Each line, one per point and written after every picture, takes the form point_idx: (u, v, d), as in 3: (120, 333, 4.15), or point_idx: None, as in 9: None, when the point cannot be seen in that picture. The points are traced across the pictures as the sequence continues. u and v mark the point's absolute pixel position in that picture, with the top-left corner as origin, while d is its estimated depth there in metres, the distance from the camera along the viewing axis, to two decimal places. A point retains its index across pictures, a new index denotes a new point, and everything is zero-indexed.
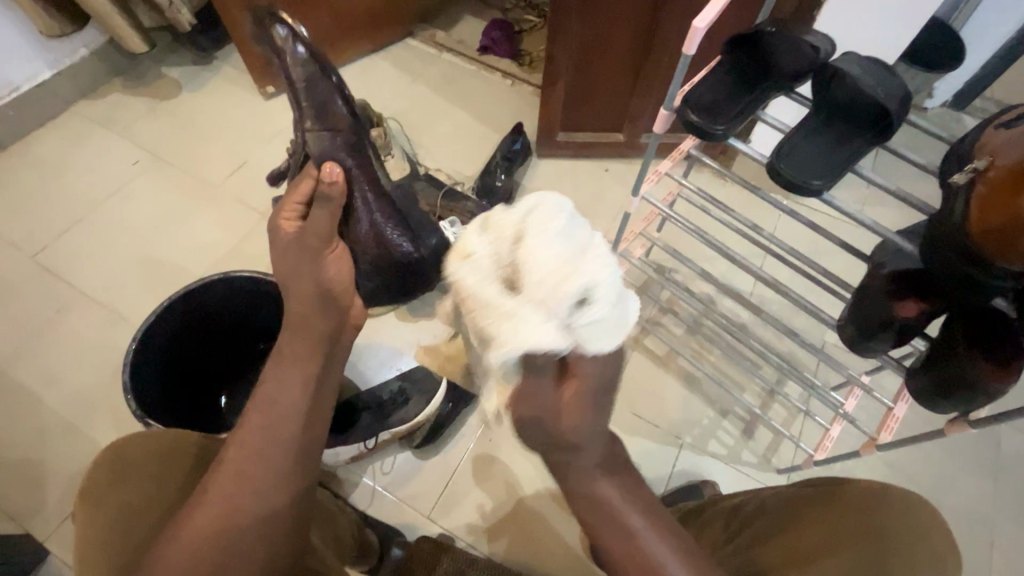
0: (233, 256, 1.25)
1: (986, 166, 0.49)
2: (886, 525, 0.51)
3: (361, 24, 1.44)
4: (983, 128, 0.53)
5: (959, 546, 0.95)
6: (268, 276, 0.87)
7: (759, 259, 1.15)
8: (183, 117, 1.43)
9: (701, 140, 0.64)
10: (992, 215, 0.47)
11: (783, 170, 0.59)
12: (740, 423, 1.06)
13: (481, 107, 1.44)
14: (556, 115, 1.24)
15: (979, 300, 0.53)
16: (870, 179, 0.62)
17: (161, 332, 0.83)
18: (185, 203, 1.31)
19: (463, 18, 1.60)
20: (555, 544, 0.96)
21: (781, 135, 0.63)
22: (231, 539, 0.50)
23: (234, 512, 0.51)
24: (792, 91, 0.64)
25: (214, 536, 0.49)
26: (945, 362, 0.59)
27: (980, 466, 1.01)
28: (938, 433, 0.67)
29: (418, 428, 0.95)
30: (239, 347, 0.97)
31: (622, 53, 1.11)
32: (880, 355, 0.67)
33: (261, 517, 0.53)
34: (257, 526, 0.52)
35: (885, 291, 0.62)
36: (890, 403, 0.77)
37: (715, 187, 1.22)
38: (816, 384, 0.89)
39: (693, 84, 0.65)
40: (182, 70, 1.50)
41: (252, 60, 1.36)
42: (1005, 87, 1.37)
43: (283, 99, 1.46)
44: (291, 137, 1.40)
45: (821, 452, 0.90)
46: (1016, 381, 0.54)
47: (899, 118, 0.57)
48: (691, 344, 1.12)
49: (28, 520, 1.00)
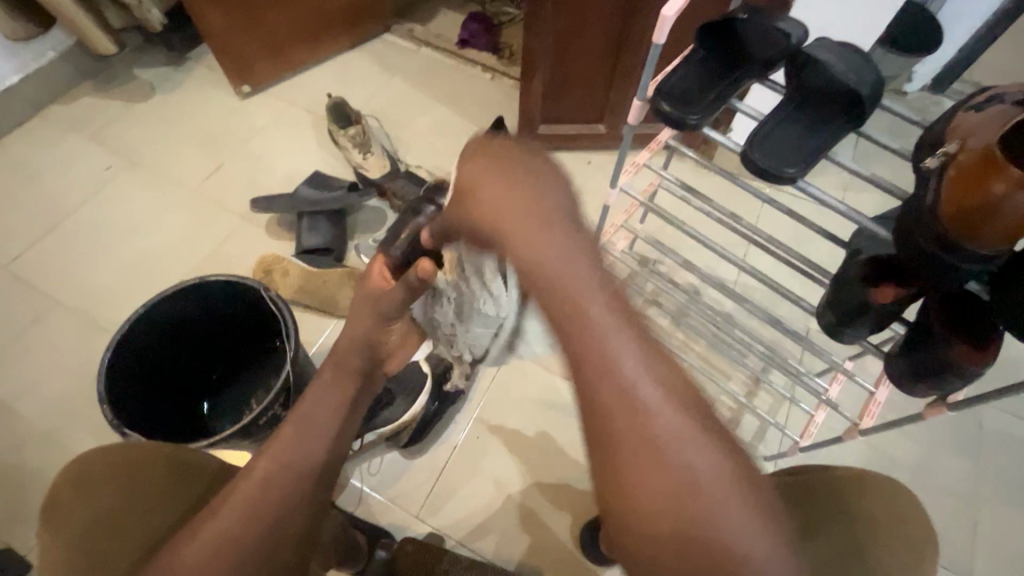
0: (212, 259, 1.23)
1: (956, 150, 0.48)
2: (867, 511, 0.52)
3: (335, 20, 1.42)
4: (954, 111, 0.53)
5: (944, 525, 0.97)
6: (245, 278, 0.85)
7: (742, 249, 1.15)
8: (159, 119, 1.40)
9: (674, 130, 0.64)
10: (962, 197, 0.47)
11: (756, 159, 0.59)
12: (727, 413, 1.06)
13: (461, 101, 1.43)
14: (536, 108, 1.23)
15: (956, 284, 0.53)
16: (844, 166, 0.61)
17: (134, 341, 0.81)
18: (163, 205, 1.29)
19: (440, 13, 1.58)
20: (546, 539, 0.96)
21: (755, 124, 0.62)
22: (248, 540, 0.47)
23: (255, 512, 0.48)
24: (765, 79, 0.63)
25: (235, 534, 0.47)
26: (921, 346, 0.59)
27: (963, 445, 1.02)
28: (918, 417, 0.67)
29: (404, 428, 0.95)
30: (220, 351, 0.95)
31: (599, 42, 1.10)
32: (860, 341, 0.67)
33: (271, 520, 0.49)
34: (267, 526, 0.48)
35: (863, 277, 0.62)
36: (872, 388, 0.77)
37: (697, 177, 1.22)
38: (799, 371, 0.90)
39: (666, 74, 0.64)
40: (156, 72, 1.47)
41: (224, 59, 1.33)
42: (982, 69, 1.37)
43: (259, 98, 1.44)
44: (268, 137, 1.38)
45: (807, 439, 0.91)
46: (991, 363, 0.55)
47: (872, 104, 0.57)
48: (676, 335, 1.13)
49: (9, 534, 0.98)
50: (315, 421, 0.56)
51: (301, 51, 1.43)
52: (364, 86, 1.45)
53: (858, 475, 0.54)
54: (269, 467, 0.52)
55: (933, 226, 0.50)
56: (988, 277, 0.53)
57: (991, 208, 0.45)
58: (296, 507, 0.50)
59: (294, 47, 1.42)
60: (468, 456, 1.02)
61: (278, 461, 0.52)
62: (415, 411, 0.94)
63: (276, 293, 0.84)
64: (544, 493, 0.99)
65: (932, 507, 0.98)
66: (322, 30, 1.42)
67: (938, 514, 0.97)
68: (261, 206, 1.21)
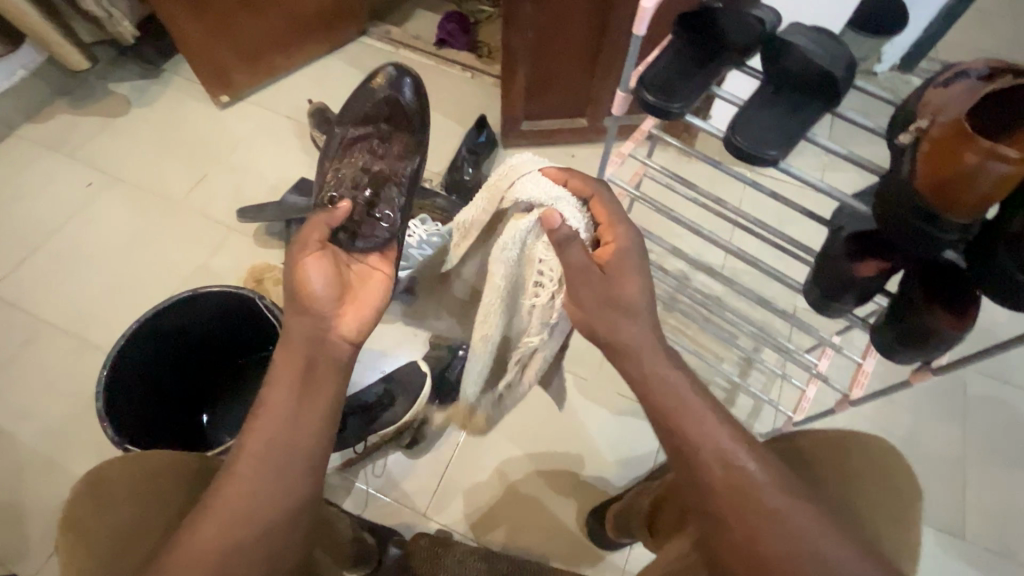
0: (202, 271, 1.22)
1: (930, 124, 0.50)
2: (857, 464, 0.64)
3: (312, 25, 1.42)
4: (925, 88, 0.55)
5: (935, 489, 1.00)
6: (241, 287, 0.85)
7: (728, 232, 1.17)
8: (138, 132, 1.39)
9: (658, 120, 0.65)
10: (939, 170, 0.48)
11: (739, 143, 0.60)
12: (723, 392, 1.09)
13: (444, 101, 1.43)
14: (518, 104, 1.24)
15: (932, 256, 0.56)
16: (824, 146, 0.63)
17: (133, 356, 0.80)
18: (147, 220, 1.28)
19: (416, 14, 1.58)
20: (553, 526, 0.98)
21: (735, 109, 0.63)
22: (239, 537, 0.50)
23: (244, 513, 0.51)
24: (743, 65, 0.65)
25: (224, 534, 0.50)
26: (908, 316, 0.61)
27: (948, 410, 1.06)
28: (905, 383, 0.69)
29: (405, 429, 0.95)
30: (217, 360, 0.95)
31: (577, 37, 1.11)
32: (846, 314, 0.68)
33: (262, 512, 0.52)
34: (261, 517, 0.51)
35: (845, 253, 0.64)
36: (860, 358, 0.79)
37: (681, 164, 1.24)
38: (789, 348, 0.92)
39: (648, 64, 0.66)
40: (132, 85, 1.45)
41: (201, 69, 1.32)
42: (949, 47, 1.41)
43: (238, 108, 1.43)
44: (252, 146, 1.37)
45: (799, 413, 0.93)
46: (970, 327, 0.58)
47: (847, 83, 0.59)
48: (669, 320, 1.14)
49: (12, 560, 0.97)
50: (270, 431, 0.54)
51: (279, 57, 1.42)
52: (346, 90, 1.45)
53: (846, 436, 0.66)
54: (243, 466, 0.53)
55: (913, 200, 0.51)
56: (965, 245, 0.55)
57: (966, 181, 0.47)
58: (275, 494, 0.52)
59: (272, 55, 1.41)
60: (471, 451, 1.03)
61: (242, 470, 0.53)
62: (416, 411, 0.94)
63: (273, 300, 0.83)
64: (549, 481, 1.01)
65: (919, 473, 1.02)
66: (300, 36, 1.42)
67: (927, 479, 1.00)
68: (249, 216, 1.20)
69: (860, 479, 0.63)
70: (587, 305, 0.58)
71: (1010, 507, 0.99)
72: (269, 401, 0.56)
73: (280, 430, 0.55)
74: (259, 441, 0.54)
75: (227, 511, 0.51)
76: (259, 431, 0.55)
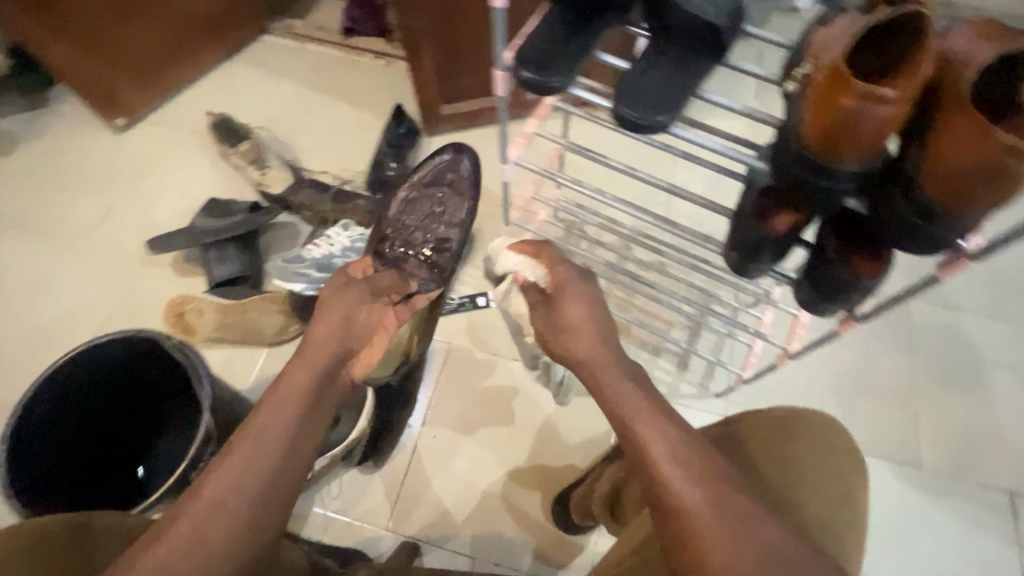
0: (121, 312, 1.15)
1: (812, 68, 0.47)
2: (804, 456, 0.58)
3: (202, 28, 1.31)
4: (810, 30, 0.51)
5: (893, 424, 1.01)
6: (139, 330, 0.79)
7: (662, 197, 1.14)
8: (29, 171, 1.28)
9: (542, 95, 0.61)
10: (821, 117, 0.46)
11: (627, 113, 0.56)
12: (675, 357, 1.07)
13: (358, 93, 1.36)
14: (431, 89, 1.17)
15: (838, 207, 0.54)
16: (719, 103, 0.60)
17: (31, 423, 0.74)
18: (53, 264, 1.19)
19: (317, 1, 1.48)
20: (526, 516, 0.96)
21: (620, 73, 0.59)
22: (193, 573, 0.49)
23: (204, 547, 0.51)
24: (625, 23, 0.61)
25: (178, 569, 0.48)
26: (821, 270, 0.59)
27: (899, 341, 1.07)
28: (834, 333, 0.68)
29: (355, 445, 0.92)
30: (136, 407, 0.89)
31: (476, 10, 1.05)
32: (766, 271, 0.67)
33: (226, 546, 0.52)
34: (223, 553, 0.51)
35: (756, 210, 0.62)
36: (793, 312, 0.79)
37: (606, 132, 1.21)
38: (729, 309, 0.91)
39: (525, 36, 0.61)
40: (15, 121, 1.33)
41: (84, 93, 1.21)
42: None
43: (135, 130, 1.32)
44: (157, 169, 1.28)
45: (748, 368, 0.92)
46: (883, 274, 0.57)
47: (729, 34, 0.56)
48: (614, 293, 1.12)
49: None
50: (254, 453, 0.56)
51: (171, 68, 1.32)
52: (252, 95, 1.36)
53: (793, 415, 0.62)
54: (214, 489, 0.53)
55: (801, 153, 0.49)
56: (865, 193, 0.53)
57: (844, 127, 0.45)
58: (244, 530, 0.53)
59: (163, 68, 1.30)
60: (430, 458, 1.00)
61: (211, 493, 0.53)
62: (362, 426, 0.91)
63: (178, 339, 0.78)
64: (515, 474, 0.99)
65: (862, 410, 1.02)
66: (190, 41, 1.31)
67: (882, 415, 1.02)
68: (159, 246, 1.11)
69: (799, 460, 0.58)
70: (541, 327, 0.69)
71: (954, 429, 1.00)
72: (261, 422, 0.59)
73: (268, 456, 0.57)
74: (241, 466, 0.55)
75: (186, 539, 0.50)
76: (239, 457, 0.56)
